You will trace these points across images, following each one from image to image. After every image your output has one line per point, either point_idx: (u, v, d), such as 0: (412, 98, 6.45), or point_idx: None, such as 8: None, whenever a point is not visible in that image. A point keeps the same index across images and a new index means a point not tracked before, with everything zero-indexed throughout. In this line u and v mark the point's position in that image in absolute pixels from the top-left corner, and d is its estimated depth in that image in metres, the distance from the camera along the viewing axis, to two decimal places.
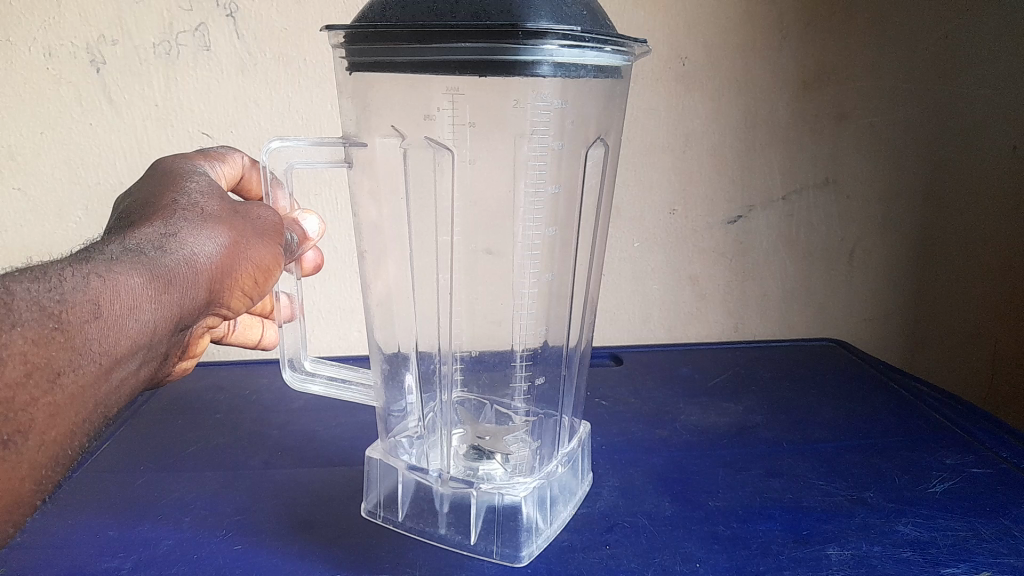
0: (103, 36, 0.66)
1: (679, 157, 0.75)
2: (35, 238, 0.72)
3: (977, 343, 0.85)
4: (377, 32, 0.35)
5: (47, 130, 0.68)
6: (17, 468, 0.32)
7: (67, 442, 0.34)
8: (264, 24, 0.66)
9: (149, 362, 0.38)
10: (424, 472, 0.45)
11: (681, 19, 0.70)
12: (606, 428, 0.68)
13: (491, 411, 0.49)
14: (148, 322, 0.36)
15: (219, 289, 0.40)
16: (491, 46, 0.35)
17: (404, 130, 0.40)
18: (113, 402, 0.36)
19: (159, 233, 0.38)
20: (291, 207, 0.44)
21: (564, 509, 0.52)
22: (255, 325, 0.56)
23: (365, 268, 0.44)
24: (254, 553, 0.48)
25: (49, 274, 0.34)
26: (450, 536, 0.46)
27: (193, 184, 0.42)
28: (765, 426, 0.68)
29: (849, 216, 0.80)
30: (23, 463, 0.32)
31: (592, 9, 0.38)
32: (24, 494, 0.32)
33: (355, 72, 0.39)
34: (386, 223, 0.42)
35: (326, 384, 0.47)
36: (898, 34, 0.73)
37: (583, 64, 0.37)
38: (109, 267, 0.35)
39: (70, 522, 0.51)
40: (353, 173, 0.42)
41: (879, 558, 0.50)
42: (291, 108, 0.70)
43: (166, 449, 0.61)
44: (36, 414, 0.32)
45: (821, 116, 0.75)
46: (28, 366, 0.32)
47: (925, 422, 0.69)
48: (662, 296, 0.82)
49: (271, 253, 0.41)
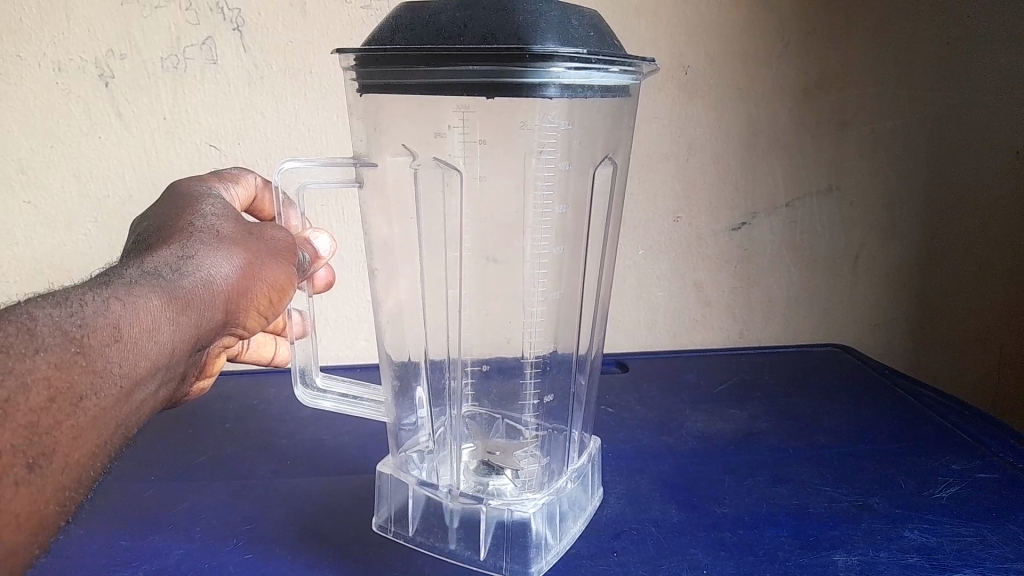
0: (111, 50, 0.67)
1: (682, 165, 0.75)
2: (44, 251, 0.73)
3: (982, 347, 0.85)
4: (387, 56, 0.36)
5: (56, 144, 0.69)
6: (42, 492, 0.32)
7: (89, 464, 0.34)
8: (270, 37, 0.67)
9: (167, 383, 0.39)
10: (434, 488, 0.46)
11: (684, 28, 0.70)
12: (612, 435, 0.68)
13: (502, 425, 0.49)
14: (167, 344, 0.37)
15: (234, 310, 0.41)
16: (499, 69, 0.35)
17: (414, 149, 0.40)
18: (132, 423, 0.36)
19: (176, 255, 0.38)
20: (302, 226, 0.45)
21: (574, 523, 0.52)
22: (268, 342, 0.57)
23: (375, 285, 0.45)
24: (264, 562, 0.48)
25: (71, 299, 0.35)
26: (460, 551, 0.46)
27: (208, 206, 0.43)
28: (771, 432, 0.69)
29: (852, 222, 0.80)
30: (47, 487, 0.32)
31: (599, 30, 0.38)
32: (48, 516, 0.32)
33: (365, 94, 0.39)
34: (397, 239, 0.43)
35: (338, 401, 0.47)
36: (899, 41, 0.73)
37: (589, 85, 0.37)
38: (128, 290, 0.36)
39: (82, 532, 0.51)
40: (363, 193, 0.43)
41: (885, 564, 0.50)
42: (298, 120, 0.70)
43: (175, 458, 0.62)
44: (59, 437, 0.32)
45: (824, 124, 0.75)
46: (52, 391, 0.32)
47: (930, 428, 0.69)
48: (666, 302, 0.82)
49: (284, 272, 0.42)
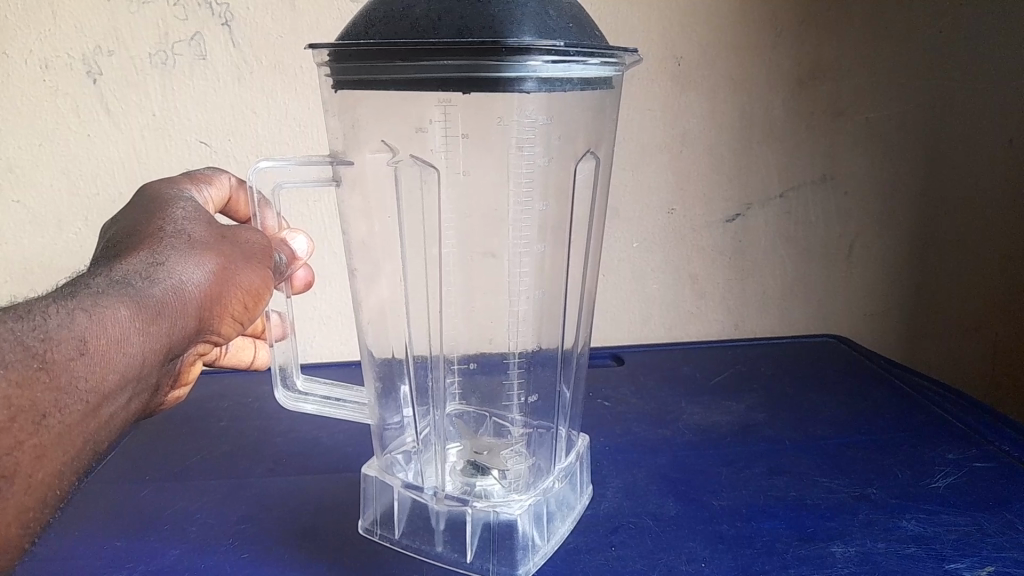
0: (98, 47, 0.66)
1: (677, 155, 0.74)
2: (34, 250, 0.72)
3: (977, 336, 0.84)
4: (360, 51, 0.35)
5: (45, 142, 0.68)
6: (4, 513, 0.32)
7: (54, 482, 0.34)
8: (259, 33, 0.66)
9: (140, 394, 0.38)
10: (419, 490, 0.45)
11: (675, 18, 0.69)
12: (609, 428, 0.68)
13: (491, 423, 0.48)
14: (136, 356, 0.36)
15: (209, 316, 0.40)
16: (474, 63, 0.34)
17: (394, 145, 0.39)
18: (102, 437, 0.36)
19: (145, 262, 0.38)
20: (279, 227, 0.44)
21: (562, 524, 0.51)
22: (247, 346, 0.56)
23: (356, 285, 0.44)
24: (257, 562, 0.48)
25: (34, 312, 0.34)
26: (446, 554, 0.46)
27: (179, 210, 0.42)
28: (768, 425, 0.68)
29: (847, 213, 0.79)
30: (10, 508, 0.32)
31: (579, 21, 0.38)
32: (10, 538, 0.33)
33: (340, 90, 0.38)
34: (376, 238, 0.42)
35: (319, 403, 0.47)
36: (890, 29, 0.72)
37: (568, 78, 0.37)
38: (95, 301, 0.35)
39: (73, 534, 0.51)
40: (342, 192, 0.42)
41: (884, 555, 0.49)
42: (289, 117, 0.69)
43: (169, 457, 0.61)
44: (21, 457, 0.32)
45: (817, 113, 0.74)
46: (13, 410, 0.32)
47: (927, 417, 0.68)
48: (663, 295, 0.81)
49: (260, 277, 0.41)
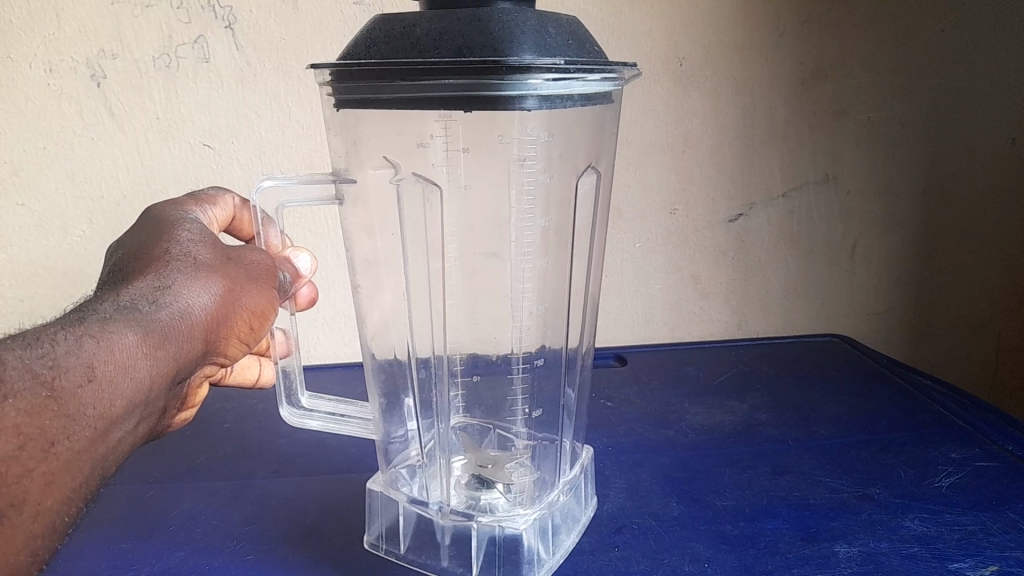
0: (102, 50, 0.66)
1: (679, 156, 0.74)
2: (39, 252, 0.72)
3: (982, 335, 0.84)
4: (362, 71, 0.35)
5: (48, 144, 0.68)
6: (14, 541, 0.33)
7: (63, 509, 0.34)
8: (262, 37, 0.66)
9: (148, 418, 0.38)
10: (425, 505, 0.46)
11: (677, 19, 0.68)
12: (612, 428, 0.68)
13: (495, 435, 0.49)
14: (144, 380, 0.36)
15: (215, 338, 0.41)
16: (475, 82, 0.34)
17: (396, 161, 0.40)
18: (110, 462, 0.37)
19: (152, 286, 0.38)
20: (282, 245, 0.45)
21: (568, 537, 0.50)
22: (252, 364, 0.56)
23: (359, 300, 0.45)
24: (265, 563, 0.49)
25: (42, 339, 0.35)
26: (452, 569, 0.46)
27: (184, 231, 0.42)
28: (770, 424, 0.68)
29: (850, 212, 0.79)
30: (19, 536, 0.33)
31: (578, 36, 0.38)
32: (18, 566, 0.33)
33: (343, 108, 0.38)
34: (378, 254, 0.43)
35: (324, 419, 0.47)
36: (892, 30, 0.71)
37: (568, 95, 0.37)
38: (102, 327, 0.35)
39: (81, 537, 0.52)
40: (345, 209, 0.42)
41: (887, 554, 0.50)
42: (292, 120, 0.69)
43: (176, 459, 0.62)
44: (30, 485, 0.33)
45: (820, 112, 0.74)
46: (21, 438, 0.32)
47: (930, 416, 0.68)
48: (665, 295, 0.82)
49: (265, 297, 0.42)
